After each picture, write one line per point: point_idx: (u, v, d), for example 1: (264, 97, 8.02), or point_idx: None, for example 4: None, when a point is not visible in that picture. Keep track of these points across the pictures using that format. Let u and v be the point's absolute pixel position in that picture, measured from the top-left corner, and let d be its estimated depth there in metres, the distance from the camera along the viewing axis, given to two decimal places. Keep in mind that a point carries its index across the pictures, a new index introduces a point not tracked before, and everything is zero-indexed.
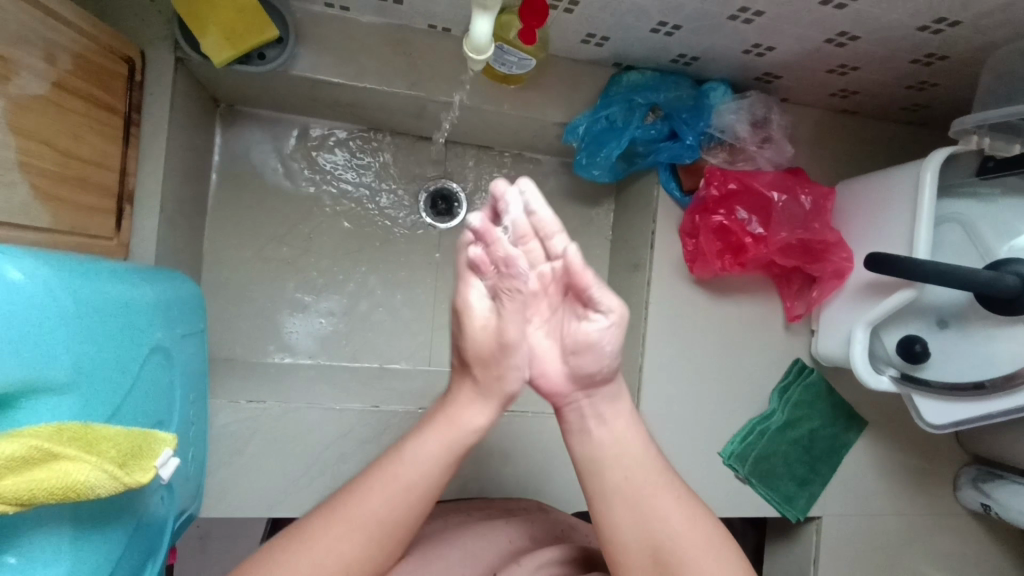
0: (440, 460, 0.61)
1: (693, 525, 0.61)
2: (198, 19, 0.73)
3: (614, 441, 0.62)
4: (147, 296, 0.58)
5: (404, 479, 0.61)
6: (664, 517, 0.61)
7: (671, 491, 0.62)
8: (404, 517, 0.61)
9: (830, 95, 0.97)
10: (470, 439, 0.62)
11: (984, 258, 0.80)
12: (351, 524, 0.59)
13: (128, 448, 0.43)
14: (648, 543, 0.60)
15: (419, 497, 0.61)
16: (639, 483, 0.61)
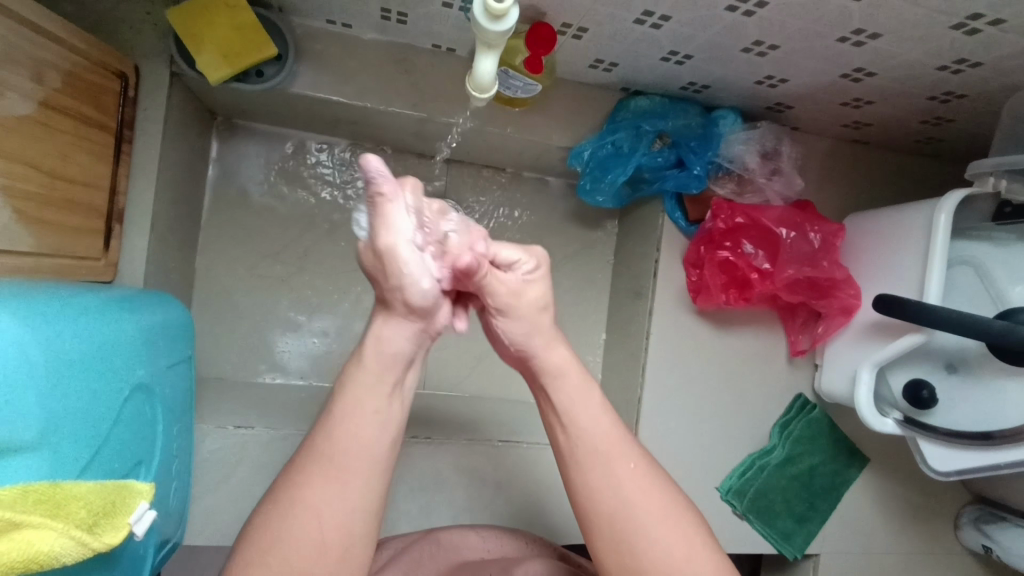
0: (372, 386, 0.54)
1: (649, 496, 0.57)
2: (194, 37, 0.71)
3: (566, 403, 0.58)
4: (130, 333, 0.57)
5: (352, 422, 0.54)
6: (620, 483, 0.57)
7: (628, 461, 0.57)
8: (371, 452, 0.54)
9: (842, 126, 0.95)
10: (396, 356, 0.54)
11: (996, 304, 0.78)
12: (319, 479, 0.53)
13: (99, 507, 0.41)
14: (606, 514, 0.57)
15: (376, 429, 0.54)
16: (594, 447, 0.58)
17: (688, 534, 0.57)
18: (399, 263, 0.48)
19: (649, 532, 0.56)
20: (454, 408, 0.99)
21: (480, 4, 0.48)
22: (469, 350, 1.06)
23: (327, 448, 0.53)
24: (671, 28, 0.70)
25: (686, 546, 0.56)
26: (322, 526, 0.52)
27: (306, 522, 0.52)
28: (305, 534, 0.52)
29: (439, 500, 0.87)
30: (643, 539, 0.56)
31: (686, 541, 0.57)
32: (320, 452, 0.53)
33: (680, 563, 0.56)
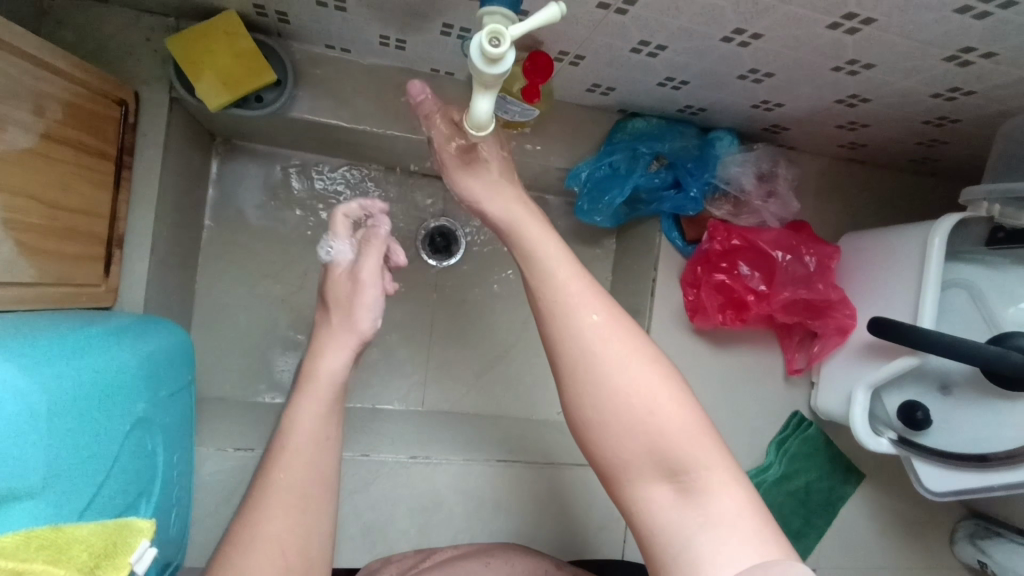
0: (320, 417, 0.64)
1: (615, 344, 0.56)
2: (194, 65, 0.72)
3: (533, 253, 0.61)
4: (130, 366, 0.57)
5: (303, 448, 0.62)
6: (584, 332, 0.57)
7: (591, 311, 0.57)
8: (319, 476, 0.62)
9: (838, 147, 0.95)
10: (336, 385, 0.66)
11: (990, 328, 0.79)
12: (275, 507, 0.59)
13: (101, 548, 0.41)
14: (568, 360, 0.57)
15: (318, 457, 0.62)
16: (558, 296, 0.58)
17: (655, 379, 0.55)
18: (364, 293, 0.69)
19: (613, 378, 0.55)
20: (451, 426, 0.99)
21: (476, 46, 0.47)
22: (468, 368, 1.07)
23: (282, 475, 0.60)
24: (667, 56, 0.71)
25: (651, 394, 0.55)
26: (284, 547, 0.56)
27: (265, 551, 0.56)
28: (268, 560, 0.56)
29: (438, 520, 0.88)
30: (606, 386, 0.55)
31: (654, 389, 0.55)
32: (275, 480, 0.60)
33: (645, 409, 0.54)
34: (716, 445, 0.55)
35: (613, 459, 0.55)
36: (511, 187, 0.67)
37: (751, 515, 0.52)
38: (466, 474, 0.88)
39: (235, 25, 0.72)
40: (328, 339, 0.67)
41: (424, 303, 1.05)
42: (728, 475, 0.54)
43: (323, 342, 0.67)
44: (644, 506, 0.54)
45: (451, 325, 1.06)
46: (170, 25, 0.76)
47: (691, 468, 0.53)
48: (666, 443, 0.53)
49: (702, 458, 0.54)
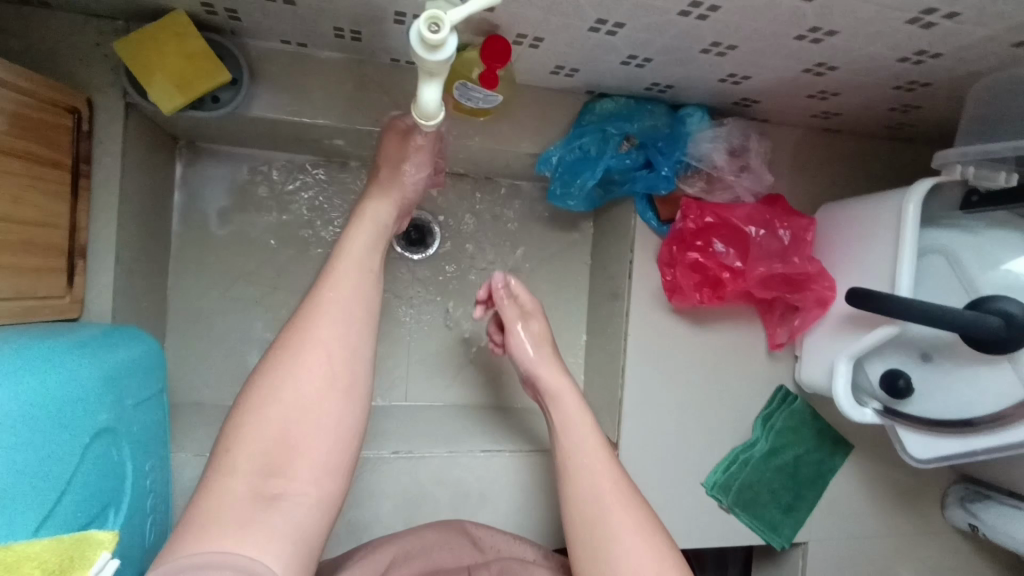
0: (367, 244, 0.71)
1: (626, 512, 0.68)
2: (144, 67, 0.70)
3: (565, 426, 0.77)
4: (89, 377, 0.56)
5: (351, 268, 0.69)
6: (602, 498, 0.70)
7: (610, 477, 0.72)
8: (362, 299, 0.68)
9: (811, 117, 0.94)
10: (382, 226, 0.73)
11: (968, 293, 0.78)
12: (327, 321, 0.66)
13: (56, 564, 0.41)
14: (586, 513, 0.69)
15: (361, 285, 0.69)
16: (582, 465, 0.73)
17: (657, 544, 0.66)
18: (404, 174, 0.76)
19: (622, 538, 0.66)
20: (433, 420, 0.99)
21: (415, 33, 0.47)
22: (449, 359, 1.07)
23: (331, 294, 0.67)
24: (626, 34, 0.69)
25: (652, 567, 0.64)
26: (329, 352, 0.64)
27: (317, 355, 0.64)
28: (315, 363, 0.63)
29: (424, 513, 0.88)
30: (615, 543, 0.66)
31: (653, 552, 0.65)
32: (323, 298, 0.67)
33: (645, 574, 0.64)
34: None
35: None
36: (552, 358, 0.83)
37: None
38: (451, 466, 0.88)
39: (183, 25, 0.70)
40: (380, 190, 0.75)
41: (401, 297, 1.04)
42: None
43: (369, 192, 0.75)
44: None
45: (429, 318, 1.06)
46: (120, 28, 0.74)
47: None
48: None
49: None
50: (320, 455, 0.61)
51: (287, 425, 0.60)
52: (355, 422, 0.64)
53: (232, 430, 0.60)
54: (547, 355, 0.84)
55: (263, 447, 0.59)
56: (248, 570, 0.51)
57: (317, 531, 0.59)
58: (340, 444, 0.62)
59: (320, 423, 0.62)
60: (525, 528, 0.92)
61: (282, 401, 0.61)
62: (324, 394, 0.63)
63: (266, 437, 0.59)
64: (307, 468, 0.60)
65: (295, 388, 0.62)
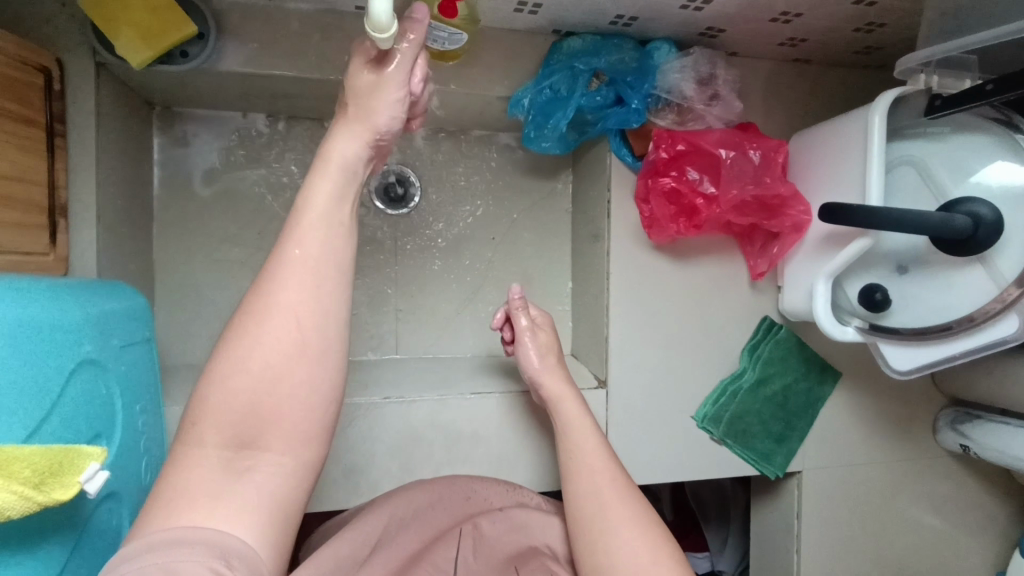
0: (333, 194, 0.60)
1: (621, 507, 0.70)
2: (110, 22, 0.71)
3: (570, 429, 0.80)
4: (73, 309, 0.57)
5: (317, 225, 0.60)
6: (603, 494, 0.72)
7: (608, 478, 0.73)
8: (332, 257, 0.60)
9: (778, 45, 0.94)
10: (350, 168, 0.61)
11: (938, 200, 0.78)
12: (292, 284, 0.58)
13: (45, 467, 0.43)
14: (586, 510, 0.71)
15: (333, 242, 0.60)
16: (584, 466, 0.76)
17: (655, 539, 0.68)
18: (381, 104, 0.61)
19: (619, 532, 0.68)
20: (425, 369, 1.01)
21: None
22: (437, 313, 1.08)
23: (297, 252, 0.58)
24: None
25: (652, 559, 0.66)
26: (298, 318, 0.57)
27: (281, 323, 0.57)
28: (282, 331, 0.57)
29: (419, 456, 0.89)
30: (609, 537, 0.68)
31: (650, 547, 0.67)
32: (290, 257, 0.58)
33: (644, 564, 0.65)
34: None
35: None
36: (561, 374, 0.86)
37: None
38: (442, 410, 0.89)
39: None
40: (342, 128, 0.61)
41: (384, 254, 1.06)
42: None
43: (334, 130, 0.62)
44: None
45: (414, 274, 1.07)
46: None
47: None
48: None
49: None
50: (295, 424, 0.57)
51: (255, 397, 0.55)
52: (332, 389, 0.60)
53: (200, 399, 0.56)
54: (553, 368, 0.85)
55: (232, 419, 0.55)
56: (221, 543, 0.50)
57: (295, 498, 0.57)
58: (315, 412, 0.58)
59: (293, 393, 0.57)
60: (519, 467, 0.94)
61: (247, 371, 0.56)
62: (294, 362, 0.57)
63: (233, 408, 0.55)
64: (280, 438, 0.56)
65: (261, 357, 0.56)
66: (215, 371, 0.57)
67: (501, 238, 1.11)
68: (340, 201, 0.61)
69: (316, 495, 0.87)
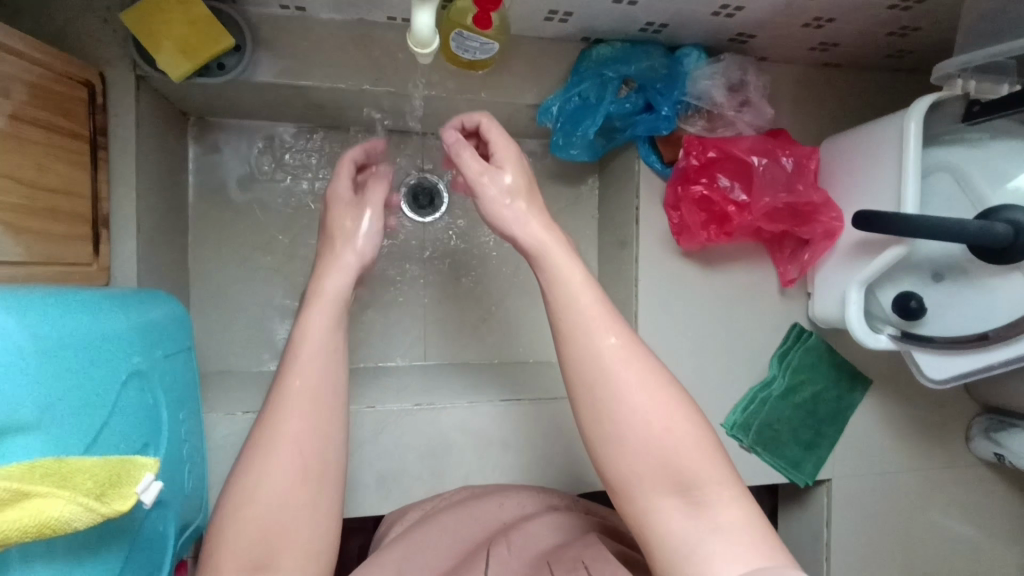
0: (329, 323, 0.65)
1: (628, 366, 0.60)
2: (151, 37, 0.73)
3: (556, 279, 0.64)
4: (121, 321, 0.59)
5: (315, 351, 0.63)
6: (604, 356, 0.61)
7: (608, 335, 0.61)
8: (330, 381, 0.62)
9: (809, 50, 0.93)
10: (342, 298, 0.66)
11: (976, 207, 0.77)
12: (295, 412, 0.60)
13: (105, 477, 0.44)
14: (587, 378, 0.61)
15: (330, 366, 0.63)
16: (580, 320, 0.62)
17: (668, 398, 0.60)
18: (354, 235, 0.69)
19: (628, 396, 0.59)
20: (453, 375, 1.01)
21: None
22: (465, 318, 1.09)
23: (298, 381, 0.61)
24: None
25: (666, 412, 0.59)
26: (302, 444, 0.59)
27: (287, 449, 0.59)
28: (287, 458, 0.58)
29: (449, 462, 0.90)
30: (617, 402, 0.59)
31: (666, 407, 0.59)
32: (291, 388, 0.61)
33: (657, 427, 0.58)
34: (719, 460, 0.59)
35: (631, 477, 0.58)
36: (537, 212, 0.68)
37: (755, 531, 0.56)
38: (472, 416, 0.90)
39: None
40: (330, 262, 0.68)
41: (412, 261, 1.07)
42: (734, 492, 0.58)
43: (323, 266, 0.68)
44: (653, 518, 0.57)
45: (442, 280, 1.08)
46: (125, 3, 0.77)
47: (700, 486, 0.57)
48: (675, 459, 0.58)
49: (709, 475, 0.58)
50: (303, 541, 0.57)
51: (267, 522, 0.56)
52: (335, 508, 0.60)
53: (214, 527, 0.57)
54: (525, 210, 0.68)
55: (245, 544, 0.55)
56: None
57: None
58: (321, 533, 0.59)
59: (301, 515, 0.58)
60: (548, 473, 0.94)
61: (257, 498, 0.57)
62: (300, 485, 0.58)
63: (248, 535, 0.56)
64: (291, 559, 0.56)
65: (271, 483, 0.57)
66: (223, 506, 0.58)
67: None
68: (334, 330, 0.65)
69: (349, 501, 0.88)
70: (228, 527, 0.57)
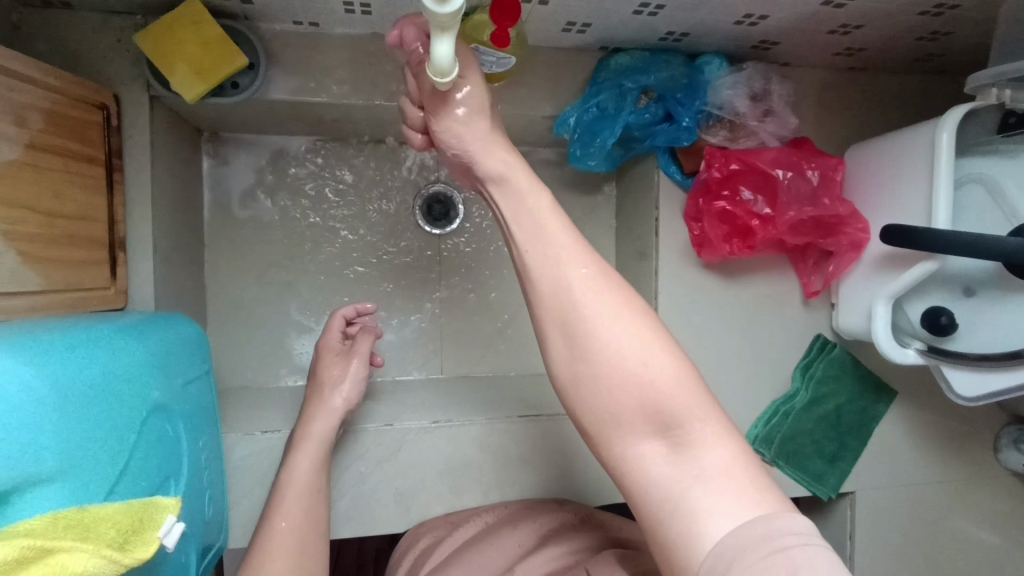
0: (315, 463, 0.77)
1: (601, 298, 0.53)
2: (164, 58, 0.72)
3: (516, 204, 0.56)
4: (140, 354, 0.58)
5: (299, 492, 0.75)
6: (573, 288, 0.53)
7: (578, 264, 0.54)
8: (312, 519, 0.74)
9: (835, 55, 0.91)
10: (328, 440, 0.79)
11: (1011, 221, 0.75)
12: (280, 557, 0.70)
13: (128, 524, 0.43)
14: (555, 313, 0.53)
15: (311, 509, 0.75)
16: (545, 247, 0.54)
17: (645, 333, 0.53)
18: (344, 384, 0.84)
19: (603, 331, 0.52)
20: (471, 389, 1.01)
21: None
22: (481, 331, 1.08)
23: (283, 523, 0.72)
24: None
25: (643, 346, 0.53)
26: None
27: None
28: None
29: (466, 479, 0.89)
30: (591, 338, 0.52)
31: (643, 342, 0.53)
32: (277, 529, 0.72)
33: (633, 364, 0.52)
34: (703, 393, 0.53)
35: (607, 420, 0.53)
36: (500, 138, 0.58)
37: (744, 470, 0.51)
38: (489, 433, 0.89)
39: (198, 13, 0.71)
40: (320, 407, 0.81)
41: (427, 275, 1.06)
42: (720, 428, 0.53)
43: (313, 409, 0.81)
44: (633, 462, 0.52)
45: (457, 294, 1.07)
46: (138, 23, 0.76)
47: (683, 425, 0.52)
48: (657, 400, 0.51)
49: (693, 411, 0.52)
50: None
51: None
52: None
53: None
54: (487, 134, 0.57)
55: None
56: None
57: None
58: None
59: None
60: (566, 490, 0.93)
61: None
62: None
63: None
64: None
65: None
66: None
67: None
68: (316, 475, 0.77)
69: (367, 519, 0.87)
70: None
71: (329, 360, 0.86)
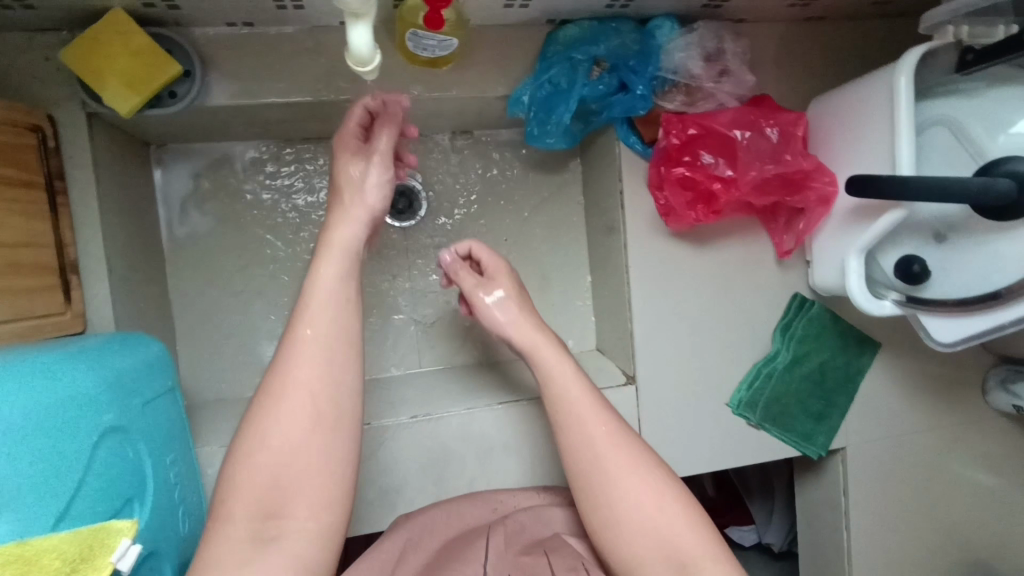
0: (340, 273, 0.69)
1: (619, 452, 0.67)
2: (94, 73, 0.70)
3: (549, 375, 0.73)
4: (91, 379, 0.57)
5: (325, 305, 0.67)
6: (597, 445, 0.68)
7: (599, 423, 0.69)
8: (339, 333, 0.66)
9: (789, 7, 0.88)
10: (351, 249, 0.70)
11: (976, 160, 0.73)
12: (308, 362, 0.64)
13: (76, 553, 0.42)
14: (581, 467, 0.68)
15: (339, 315, 0.67)
16: (573, 416, 0.70)
17: (658, 481, 0.66)
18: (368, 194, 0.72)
19: (622, 483, 0.66)
20: (452, 379, 1.00)
21: None
22: (457, 320, 1.07)
23: (309, 331, 0.65)
24: None
25: (657, 494, 0.65)
26: (314, 394, 0.63)
27: (298, 399, 0.62)
28: (299, 406, 0.62)
29: (452, 469, 0.89)
30: (612, 491, 0.66)
31: (655, 489, 0.65)
32: (302, 337, 0.65)
33: (649, 508, 0.64)
34: (709, 536, 0.64)
35: (631, 560, 0.64)
36: (526, 313, 0.78)
37: None
38: (472, 421, 0.88)
39: (125, 22, 0.69)
40: (339, 212, 0.72)
41: (397, 268, 1.05)
42: (723, 567, 0.62)
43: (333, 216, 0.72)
44: None
45: (430, 285, 1.06)
46: (65, 38, 0.74)
47: (695, 563, 0.62)
48: (670, 541, 0.63)
49: (700, 552, 0.62)
50: (317, 490, 0.61)
51: (280, 470, 0.60)
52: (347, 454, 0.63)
53: (227, 476, 0.60)
54: (517, 314, 0.77)
55: (258, 492, 0.59)
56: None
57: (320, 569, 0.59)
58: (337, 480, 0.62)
59: (314, 461, 0.61)
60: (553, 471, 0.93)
61: (270, 448, 0.60)
62: (312, 432, 0.62)
63: (260, 483, 0.59)
64: (304, 506, 0.59)
65: (284, 434, 0.61)
66: (241, 449, 0.62)
67: (514, 239, 1.10)
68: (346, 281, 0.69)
69: (356, 518, 0.87)
70: (242, 475, 0.60)
71: (350, 165, 0.73)
